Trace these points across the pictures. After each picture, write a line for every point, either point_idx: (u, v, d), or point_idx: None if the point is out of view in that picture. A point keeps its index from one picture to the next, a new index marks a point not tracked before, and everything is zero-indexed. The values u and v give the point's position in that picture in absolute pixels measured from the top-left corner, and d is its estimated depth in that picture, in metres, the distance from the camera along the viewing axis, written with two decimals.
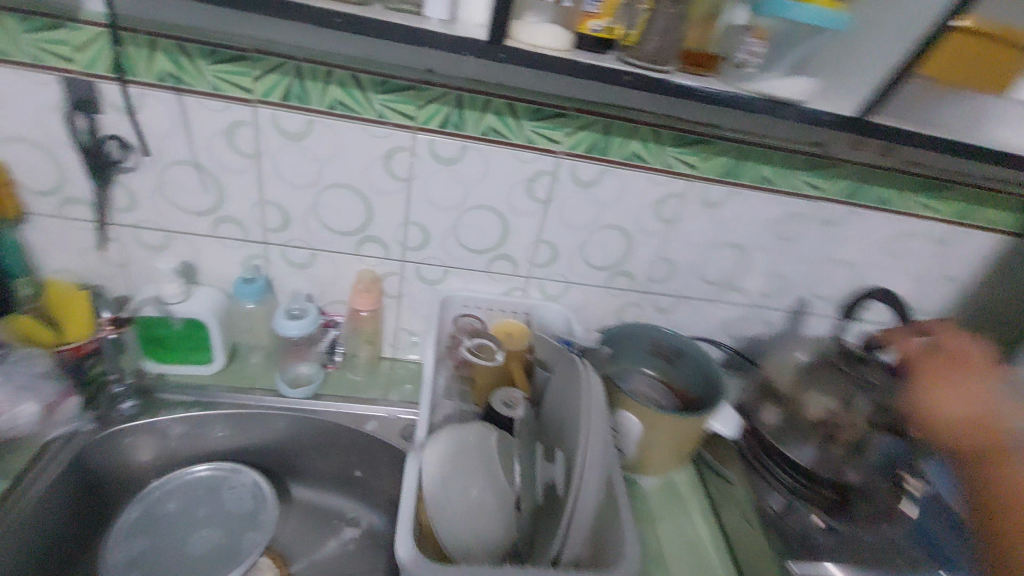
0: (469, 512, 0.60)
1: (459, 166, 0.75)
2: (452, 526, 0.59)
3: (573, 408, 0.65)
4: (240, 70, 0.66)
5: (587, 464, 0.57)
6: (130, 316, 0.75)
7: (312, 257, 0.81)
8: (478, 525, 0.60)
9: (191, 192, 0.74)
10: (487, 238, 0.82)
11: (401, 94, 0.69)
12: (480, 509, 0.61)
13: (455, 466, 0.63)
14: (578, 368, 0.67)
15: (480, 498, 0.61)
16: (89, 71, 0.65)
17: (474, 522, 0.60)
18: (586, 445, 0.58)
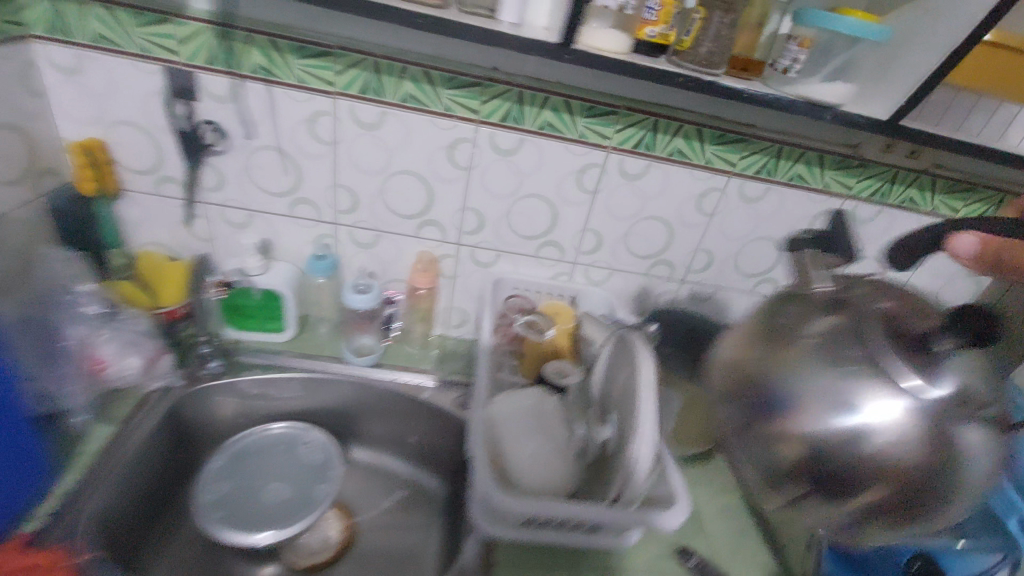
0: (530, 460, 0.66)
1: (515, 158, 0.81)
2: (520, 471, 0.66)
3: (624, 378, 0.68)
4: (324, 65, 0.73)
5: (642, 431, 0.59)
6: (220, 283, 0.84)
7: (376, 238, 0.89)
8: (542, 473, 0.66)
9: (273, 175, 0.82)
10: (538, 225, 0.88)
11: (467, 90, 0.75)
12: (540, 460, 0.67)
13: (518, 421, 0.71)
14: (630, 339, 0.69)
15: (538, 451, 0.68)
16: (192, 62, 0.72)
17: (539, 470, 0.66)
18: (639, 414, 0.60)
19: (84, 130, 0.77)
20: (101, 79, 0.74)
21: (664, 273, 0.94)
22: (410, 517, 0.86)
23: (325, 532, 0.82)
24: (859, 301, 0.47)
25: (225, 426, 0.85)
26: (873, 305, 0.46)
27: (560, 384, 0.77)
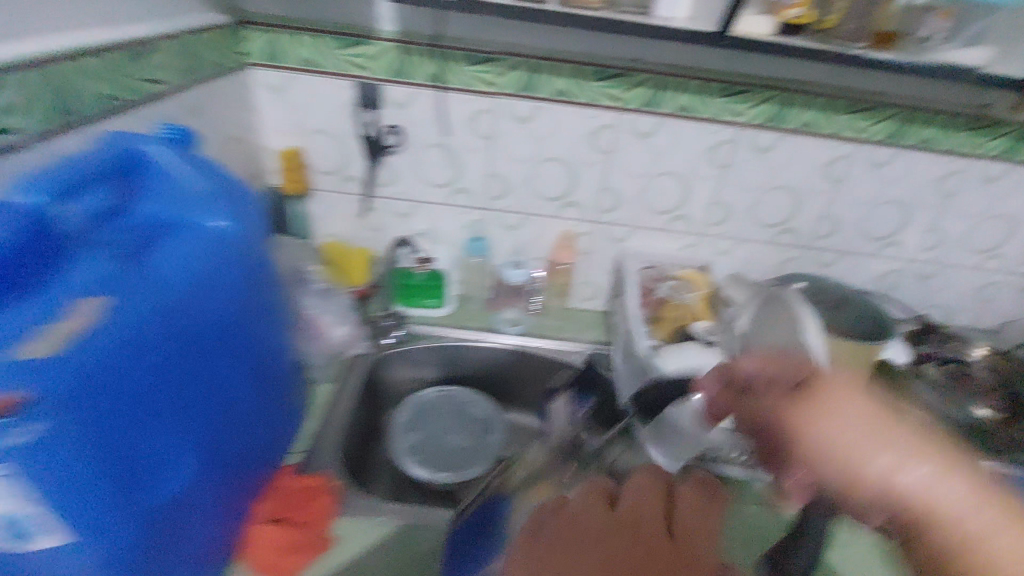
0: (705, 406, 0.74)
1: (653, 139, 0.89)
2: None
3: (782, 330, 0.76)
4: (488, 69, 0.83)
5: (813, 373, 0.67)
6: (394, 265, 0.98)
7: (521, 220, 1.00)
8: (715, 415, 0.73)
9: (437, 169, 0.94)
10: (670, 200, 0.96)
11: (613, 81, 0.84)
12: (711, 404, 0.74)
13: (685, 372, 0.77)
14: (787, 297, 0.77)
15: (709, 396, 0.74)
16: (380, 76, 0.84)
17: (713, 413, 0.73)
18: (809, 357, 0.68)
19: (284, 140, 0.91)
20: (303, 96, 0.87)
21: (788, 240, 1.00)
22: None
23: None
24: (759, 395, 0.43)
25: (402, 389, 0.98)
26: (825, 425, 0.39)
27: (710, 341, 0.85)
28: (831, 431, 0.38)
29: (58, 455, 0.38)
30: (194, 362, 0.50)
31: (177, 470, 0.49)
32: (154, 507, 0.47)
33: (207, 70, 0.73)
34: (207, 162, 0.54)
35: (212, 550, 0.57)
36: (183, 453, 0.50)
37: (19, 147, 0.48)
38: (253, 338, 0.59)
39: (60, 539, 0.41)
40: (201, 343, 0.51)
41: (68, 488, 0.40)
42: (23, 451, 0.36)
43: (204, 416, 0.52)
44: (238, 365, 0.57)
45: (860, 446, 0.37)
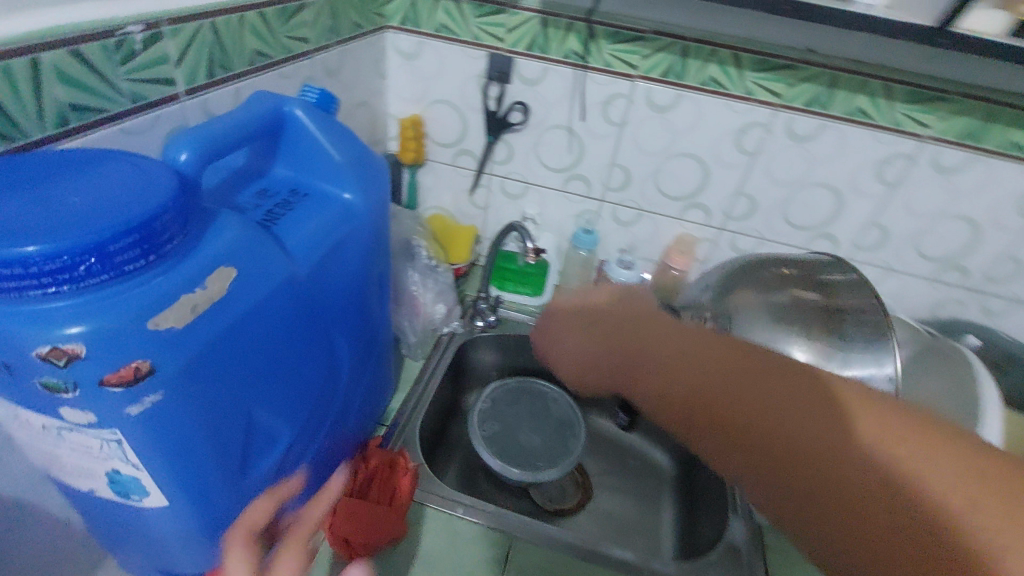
0: None
1: (810, 144, 0.79)
2: None
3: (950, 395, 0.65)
4: (634, 49, 0.76)
5: None
6: (495, 240, 0.90)
7: (638, 216, 0.93)
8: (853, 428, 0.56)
9: (558, 153, 0.89)
10: (814, 216, 0.85)
11: (776, 72, 0.74)
12: None
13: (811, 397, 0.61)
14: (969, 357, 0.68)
15: None
16: (514, 48, 0.80)
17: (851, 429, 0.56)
18: None
19: (408, 107, 0.91)
20: (434, 63, 0.85)
21: (952, 280, 0.85)
22: (644, 480, 0.91)
23: (562, 484, 0.88)
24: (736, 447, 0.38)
25: (488, 372, 0.97)
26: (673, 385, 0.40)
27: None
28: (711, 389, 0.38)
29: (172, 427, 0.35)
30: (304, 345, 0.47)
31: (281, 442, 0.48)
32: (258, 477, 0.46)
33: (346, 31, 0.73)
34: (349, 133, 0.53)
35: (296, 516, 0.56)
36: (289, 429, 0.48)
37: (182, 96, 0.50)
38: (366, 314, 0.58)
39: (159, 504, 0.39)
40: (322, 318, 0.49)
41: (182, 458, 0.37)
42: (136, 421, 0.33)
43: (316, 389, 0.51)
44: (348, 342, 0.56)
45: (771, 408, 0.36)
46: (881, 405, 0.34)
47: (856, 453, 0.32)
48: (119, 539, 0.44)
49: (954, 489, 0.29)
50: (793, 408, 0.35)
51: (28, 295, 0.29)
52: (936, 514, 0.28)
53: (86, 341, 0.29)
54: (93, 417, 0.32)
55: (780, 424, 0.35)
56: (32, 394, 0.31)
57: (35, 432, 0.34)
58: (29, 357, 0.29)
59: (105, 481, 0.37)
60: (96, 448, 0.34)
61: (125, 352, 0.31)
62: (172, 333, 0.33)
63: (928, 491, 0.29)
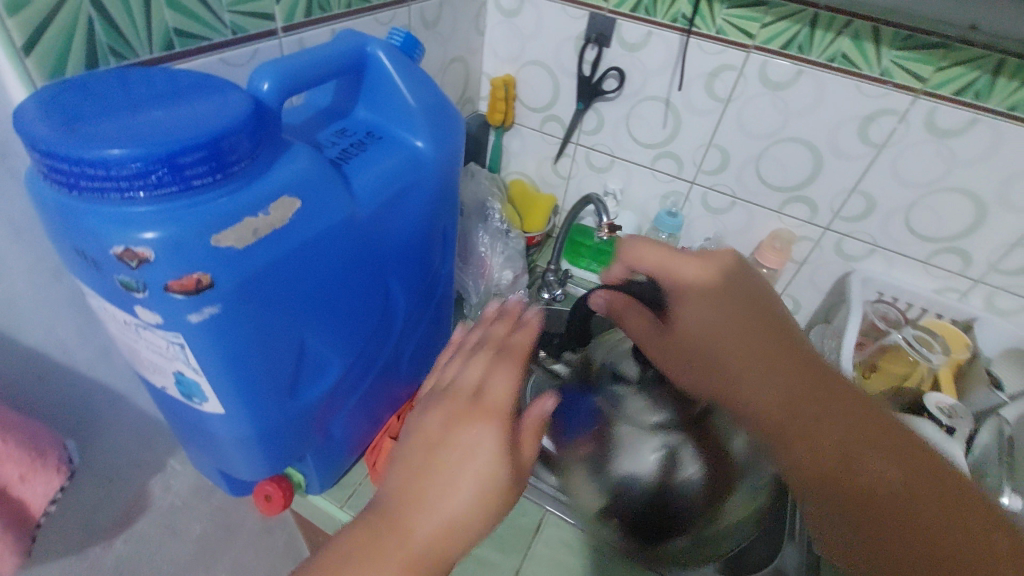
0: None
1: (953, 141, 0.67)
2: None
3: None
4: (753, 16, 0.68)
5: None
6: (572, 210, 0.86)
7: (731, 205, 0.86)
8: None
9: (651, 127, 0.83)
10: (946, 226, 0.74)
11: (923, 52, 0.63)
12: None
13: None
14: None
15: None
16: (617, 9, 0.75)
17: None
18: None
19: (502, 67, 0.89)
20: (533, 21, 0.82)
21: None
22: None
23: None
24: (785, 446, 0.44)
25: None
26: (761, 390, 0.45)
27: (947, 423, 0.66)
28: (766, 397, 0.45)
29: (230, 341, 0.37)
30: (361, 285, 0.48)
31: (332, 374, 0.50)
32: (308, 404, 0.48)
33: None
34: (428, 80, 0.52)
35: (344, 448, 0.59)
36: (340, 364, 0.50)
37: (280, 32, 0.52)
38: (428, 264, 0.58)
39: (217, 410, 0.41)
40: (381, 260, 0.50)
41: (234, 372, 0.39)
42: (194, 331, 0.35)
43: (370, 330, 0.53)
44: (406, 289, 0.56)
45: (829, 429, 0.42)
46: (891, 438, 0.41)
47: (866, 477, 0.39)
48: (185, 438, 0.49)
49: (924, 533, 0.37)
50: (839, 433, 0.41)
51: (108, 199, 0.31)
52: (910, 541, 0.37)
53: (154, 247, 0.31)
54: (160, 319, 0.34)
55: (824, 446, 0.41)
56: (111, 290, 0.34)
57: (117, 326, 0.38)
58: (109, 254, 0.32)
59: (172, 380, 0.40)
60: (164, 348, 0.37)
61: (188, 262, 0.33)
62: (232, 253, 0.34)
63: (910, 521, 0.38)
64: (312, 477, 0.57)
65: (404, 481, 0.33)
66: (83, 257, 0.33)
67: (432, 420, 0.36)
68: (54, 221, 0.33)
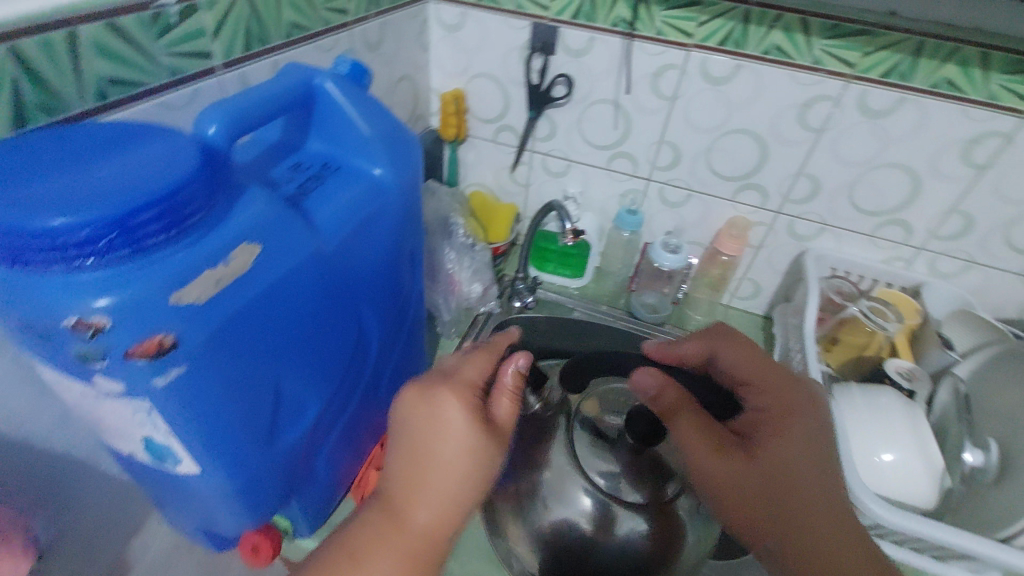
0: (899, 479, 0.59)
1: (885, 120, 0.71)
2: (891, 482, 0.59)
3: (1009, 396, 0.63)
4: (689, 15, 0.71)
5: None
6: (534, 218, 0.86)
7: (687, 198, 0.88)
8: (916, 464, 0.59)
9: (603, 129, 0.85)
10: (887, 201, 0.78)
11: (850, 39, 0.66)
12: (907, 472, 0.59)
13: (871, 419, 0.62)
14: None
15: (906, 464, 0.59)
16: (559, 17, 0.76)
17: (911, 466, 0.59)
18: None
19: (450, 81, 0.89)
20: (476, 34, 0.82)
21: None
22: None
23: None
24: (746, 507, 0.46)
25: None
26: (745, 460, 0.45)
27: (907, 387, 0.69)
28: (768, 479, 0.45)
29: (201, 398, 0.36)
30: (332, 320, 0.47)
31: (311, 414, 0.49)
32: (289, 449, 0.47)
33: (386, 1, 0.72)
34: (379, 107, 0.52)
35: (330, 486, 0.58)
36: (318, 403, 0.49)
37: (220, 69, 0.50)
38: (397, 290, 0.58)
39: (192, 471, 0.40)
40: (350, 293, 0.49)
41: (209, 429, 0.37)
42: (162, 394, 0.34)
43: (346, 364, 0.52)
44: (378, 317, 0.55)
45: (808, 515, 0.44)
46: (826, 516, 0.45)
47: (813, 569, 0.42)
48: (160, 499, 0.46)
49: None
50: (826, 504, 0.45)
51: (55, 268, 0.29)
52: None
53: (112, 313, 0.30)
54: (124, 386, 0.33)
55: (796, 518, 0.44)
56: (67, 362, 0.32)
57: (76, 396, 0.36)
58: (62, 326, 0.30)
59: (142, 445, 0.38)
60: (130, 415, 0.35)
61: (150, 324, 0.31)
62: (196, 308, 0.33)
63: None
64: (299, 520, 0.56)
65: (407, 471, 0.42)
66: (33, 331, 0.31)
67: (414, 419, 0.42)
68: None
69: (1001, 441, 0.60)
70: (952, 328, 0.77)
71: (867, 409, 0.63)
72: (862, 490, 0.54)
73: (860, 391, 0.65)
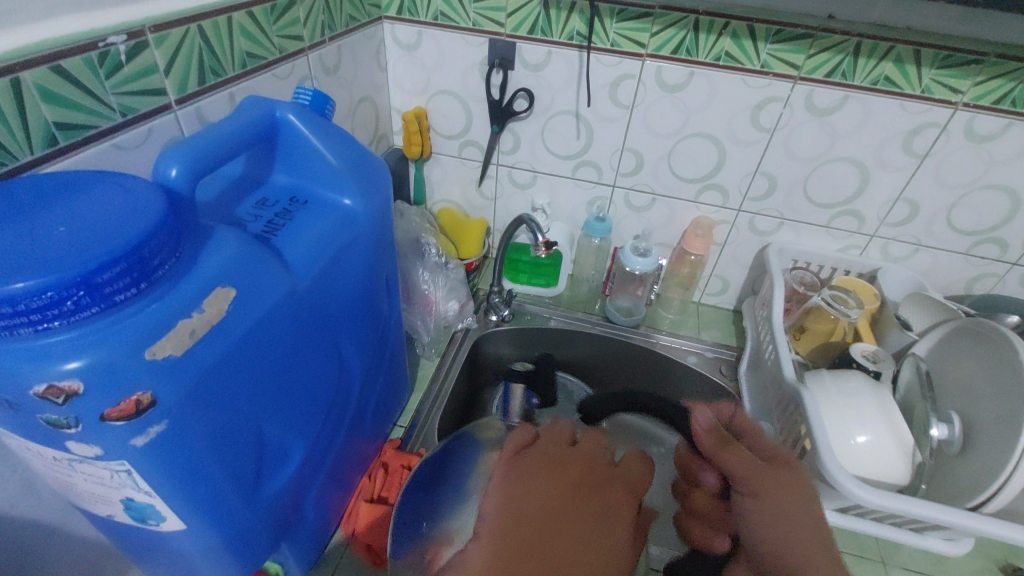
0: (875, 460, 0.61)
1: (832, 117, 0.75)
2: (868, 464, 0.61)
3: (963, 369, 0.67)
4: (641, 26, 0.72)
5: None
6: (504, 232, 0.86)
7: (652, 201, 0.90)
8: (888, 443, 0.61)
9: (566, 139, 0.86)
10: (839, 192, 0.82)
11: (794, 43, 0.70)
12: (882, 452, 0.61)
13: (843, 405, 0.65)
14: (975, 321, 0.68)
15: (880, 445, 0.62)
16: (515, 33, 0.77)
17: (885, 445, 0.61)
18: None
19: (410, 100, 0.89)
20: (434, 52, 0.82)
21: (989, 254, 0.82)
22: None
23: None
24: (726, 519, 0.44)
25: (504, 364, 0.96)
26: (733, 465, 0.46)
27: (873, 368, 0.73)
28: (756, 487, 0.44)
29: (184, 454, 0.34)
30: (313, 356, 0.46)
31: (298, 454, 0.47)
32: (277, 492, 0.45)
33: (340, 25, 0.71)
34: (344, 134, 0.51)
35: (320, 524, 0.56)
36: (304, 442, 0.47)
37: (174, 106, 0.49)
38: (375, 318, 0.57)
39: (177, 529, 0.38)
40: (329, 325, 0.48)
41: (194, 484, 0.36)
42: (142, 454, 0.32)
43: (329, 398, 0.50)
44: (358, 347, 0.54)
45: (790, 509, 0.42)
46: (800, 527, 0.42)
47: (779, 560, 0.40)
48: (140, 560, 0.44)
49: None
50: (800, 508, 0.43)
51: (17, 334, 0.28)
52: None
53: (83, 377, 0.29)
54: (100, 450, 0.31)
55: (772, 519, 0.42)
56: (35, 430, 0.30)
57: (45, 463, 0.33)
58: (28, 394, 0.28)
59: (121, 508, 0.36)
60: (108, 479, 0.33)
61: (125, 383, 0.30)
62: (173, 361, 0.32)
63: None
64: (290, 563, 0.54)
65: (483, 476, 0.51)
66: None
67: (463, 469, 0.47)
68: None
69: (964, 413, 0.63)
70: (908, 310, 0.81)
71: (838, 395, 0.66)
72: (843, 475, 0.56)
73: (830, 378, 0.68)
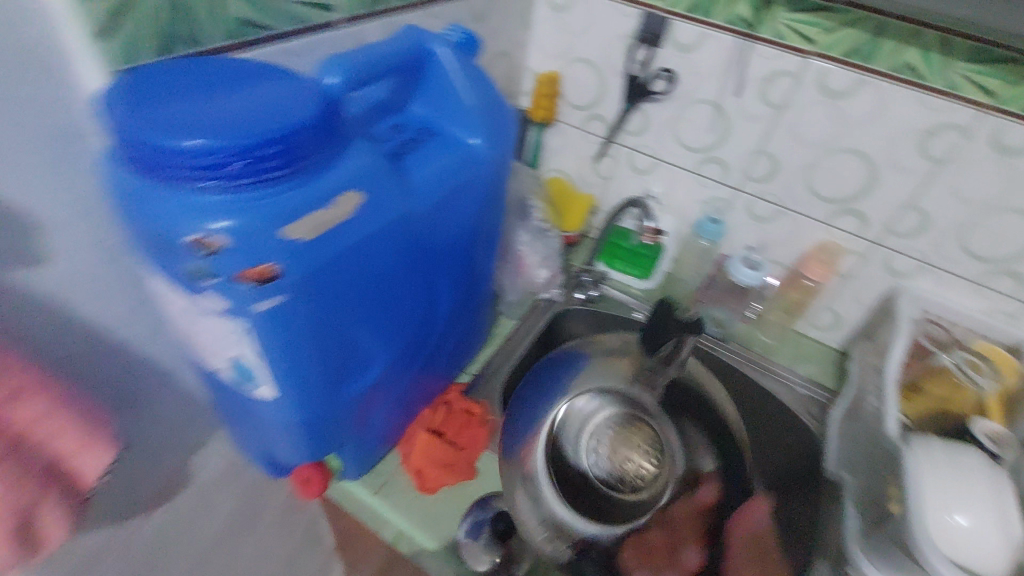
0: (982, 549, 0.54)
1: (1020, 159, 0.65)
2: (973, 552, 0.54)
3: None
4: (814, 21, 0.67)
5: None
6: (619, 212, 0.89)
7: (776, 213, 0.83)
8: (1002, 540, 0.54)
9: (699, 130, 0.82)
10: (1004, 248, 0.71)
11: (992, 65, 0.61)
12: (989, 545, 0.54)
13: (959, 485, 0.57)
14: None
15: (991, 537, 0.54)
16: (673, 9, 0.74)
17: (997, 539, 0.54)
18: None
19: (548, 63, 0.88)
20: (583, 18, 0.81)
21: None
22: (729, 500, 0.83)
23: None
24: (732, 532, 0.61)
25: None
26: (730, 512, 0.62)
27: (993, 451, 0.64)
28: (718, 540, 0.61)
29: (289, 330, 0.37)
30: (411, 280, 0.48)
31: (379, 366, 0.50)
32: (354, 395, 0.49)
33: None
34: (484, 76, 0.52)
35: (380, 439, 0.60)
36: (386, 357, 0.50)
37: (340, 23, 0.52)
38: (472, 262, 0.58)
39: (269, 398, 0.41)
40: (432, 255, 0.50)
41: (290, 361, 0.39)
42: (260, 319, 0.36)
43: (415, 324, 0.53)
44: (451, 285, 0.56)
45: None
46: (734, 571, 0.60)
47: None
48: (229, 420, 0.49)
49: None
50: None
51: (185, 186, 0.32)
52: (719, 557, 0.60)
53: (229, 235, 0.32)
54: (226, 306, 0.35)
55: None
56: (181, 275, 0.35)
57: (178, 309, 0.38)
58: (182, 241, 0.32)
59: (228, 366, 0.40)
60: (224, 336, 0.37)
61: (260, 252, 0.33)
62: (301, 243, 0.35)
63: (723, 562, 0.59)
64: (347, 464, 0.58)
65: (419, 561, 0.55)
66: (156, 242, 0.34)
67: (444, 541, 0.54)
68: (130, 206, 0.33)
69: None
70: None
71: (954, 472, 0.58)
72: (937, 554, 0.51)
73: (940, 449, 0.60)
